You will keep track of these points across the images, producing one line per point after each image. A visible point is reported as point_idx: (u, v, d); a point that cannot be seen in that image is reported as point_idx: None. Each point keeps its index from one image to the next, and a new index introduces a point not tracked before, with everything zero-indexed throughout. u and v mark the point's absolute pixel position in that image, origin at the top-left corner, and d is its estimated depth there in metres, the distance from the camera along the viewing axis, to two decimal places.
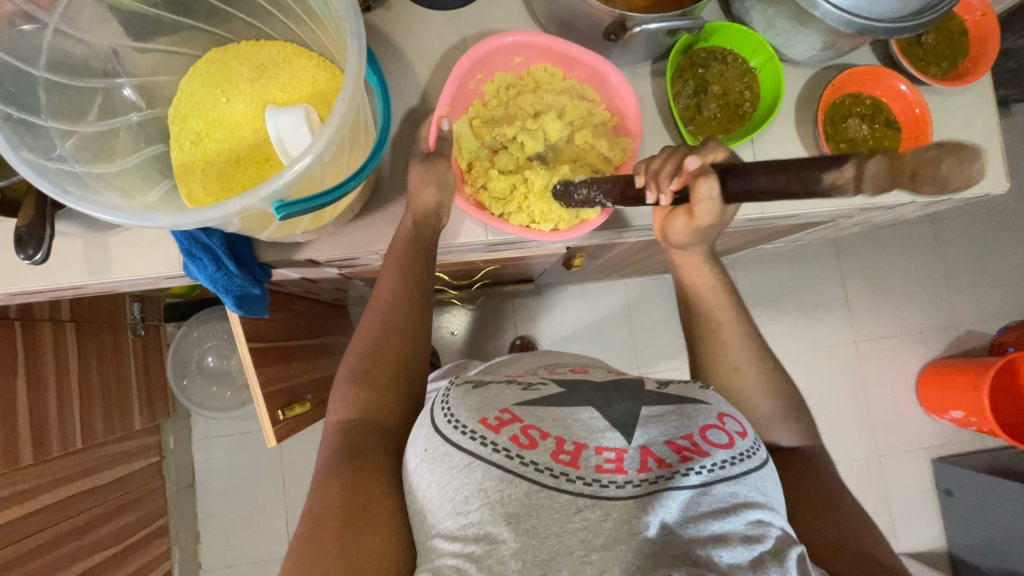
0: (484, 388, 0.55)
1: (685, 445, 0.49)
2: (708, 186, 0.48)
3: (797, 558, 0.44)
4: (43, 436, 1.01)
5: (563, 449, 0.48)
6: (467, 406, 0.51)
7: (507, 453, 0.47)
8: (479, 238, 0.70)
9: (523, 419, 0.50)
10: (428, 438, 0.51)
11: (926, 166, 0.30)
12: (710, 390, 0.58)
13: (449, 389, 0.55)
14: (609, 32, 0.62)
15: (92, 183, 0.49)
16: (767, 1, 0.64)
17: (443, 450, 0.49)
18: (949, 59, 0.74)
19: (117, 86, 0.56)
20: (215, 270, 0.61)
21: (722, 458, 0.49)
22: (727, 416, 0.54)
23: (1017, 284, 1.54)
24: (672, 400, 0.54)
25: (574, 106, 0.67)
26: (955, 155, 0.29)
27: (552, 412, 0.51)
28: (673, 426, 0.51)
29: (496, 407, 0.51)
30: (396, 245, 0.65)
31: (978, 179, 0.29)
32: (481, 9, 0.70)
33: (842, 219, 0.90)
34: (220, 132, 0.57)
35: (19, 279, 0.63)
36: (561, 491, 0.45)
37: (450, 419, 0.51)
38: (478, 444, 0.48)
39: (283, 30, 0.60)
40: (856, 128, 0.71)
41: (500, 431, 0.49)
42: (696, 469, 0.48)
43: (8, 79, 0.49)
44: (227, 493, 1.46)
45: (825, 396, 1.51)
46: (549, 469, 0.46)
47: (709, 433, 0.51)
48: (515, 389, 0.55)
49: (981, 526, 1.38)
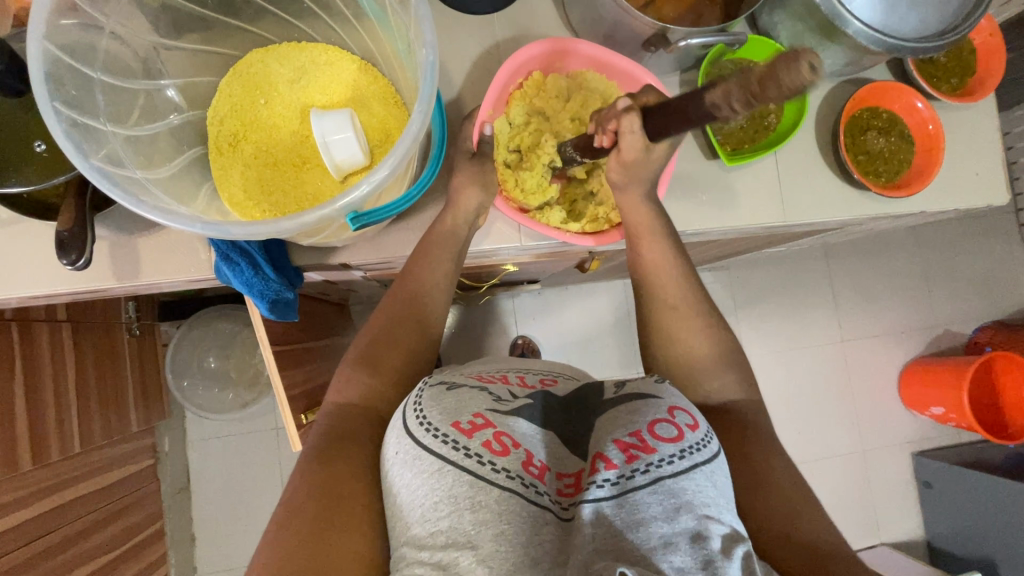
0: (458, 390, 0.51)
1: (631, 442, 0.46)
2: (630, 122, 0.55)
3: (743, 556, 0.42)
4: (40, 441, 0.97)
5: (533, 461, 0.47)
6: (440, 408, 0.48)
7: (479, 458, 0.45)
8: (513, 243, 0.71)
9: (496, 423, 0.48)
10: (398, 441, 0.48)
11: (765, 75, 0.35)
12: (664, 383, 0.55)
13: (420, 390, 0.52)
14: (650, 42, 0.63)
15: (151, 188, 0.48)
16: (796, 16, 0.66)
17: (413, 454, 0.46)
18: (959, 76, 0.78)
19: (161, 87, 0.55)
20: (253, 275, 0.60)
21: (670, 453, 0.46)
22: (678, 409, 0.51)
23: (991, 286, 1.62)
24: (622, 402, 0.52)
25: (614, 110, 0.67)
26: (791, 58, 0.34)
27: (524, 426, 0.49)
28: (620, 426, 0.48)
29: (470, 411, 0.48)
30: (426, 244, 0.64)
31: (808, 75, 0.34)
32: (515, 14, 0.70)
33: (848, 227, 0.94)
34: (257, 134, 0.56)
35: (46, 282, 0.61)
36: (529, 501, 0.44)
37: (420, 420, 0.48)
38: (450, 449, 0.45)
39: (325, 33, 0.59)
40: (874, 140, 0.75)
41: (473, 436, 0.46)
42: (643, 469, 0.44)
43: (70, 81, 0.46)
44: (223, 495, 1.43)
45: (814, 394, 1.56)
46: (519, 476, 0.45)
47: (658, 429, 0.48)
48: (488, 395, 0.52)
49: (958, 517, 1.45)
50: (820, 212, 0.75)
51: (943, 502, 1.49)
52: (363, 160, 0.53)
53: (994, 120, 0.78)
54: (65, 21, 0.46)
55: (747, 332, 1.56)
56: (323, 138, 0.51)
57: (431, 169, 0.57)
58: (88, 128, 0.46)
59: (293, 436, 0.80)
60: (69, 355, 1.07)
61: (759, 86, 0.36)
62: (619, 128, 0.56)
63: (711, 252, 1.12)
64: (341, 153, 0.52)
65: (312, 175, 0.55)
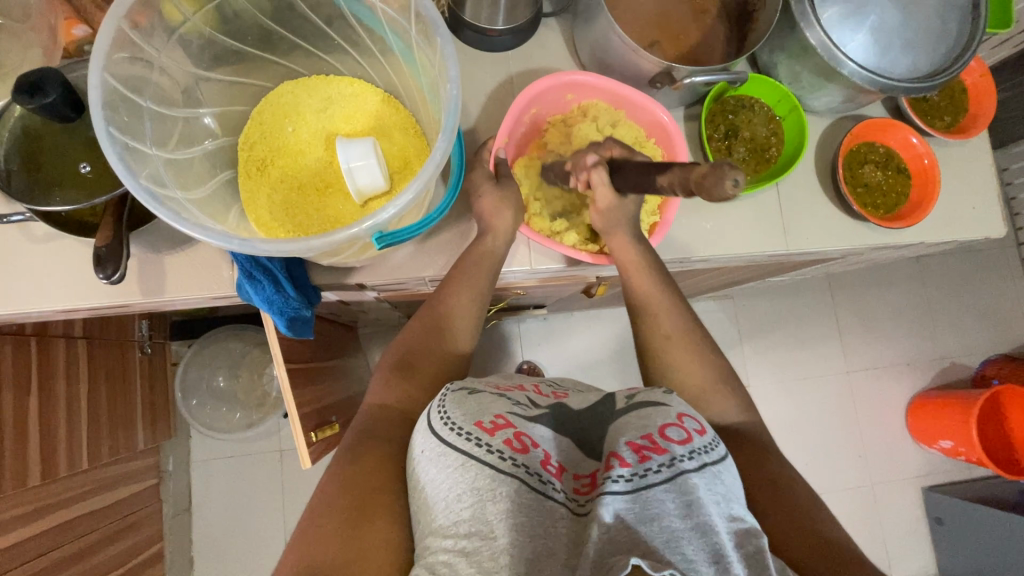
0: (479, 394, 0.53)
1: (644, 443, 0.48)
2: (599, 175, 0.60)
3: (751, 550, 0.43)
4: (50, 455, 0.99)
5: (551, 461, 0.48)
6: (463, 408, 0.50)
7: (500, 454, 0.46)
8: (524, 267, 0.73)
9: (516, 424, 0.49)
10: (424, 440, 0.49)
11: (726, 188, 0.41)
12: (673, 393, 0.56)
13: (444, 393, 0.53)
14: (655, 80, 0.67)
15: (189, 207, 0.51)
16: (793, 58, 0.70)
17: (437, 450, 0.47)
18: (951, 114, 0.82)
19: (198, 115, 0.58)
20: (274, 292, 0.63)
21: (681, 454, 0.48)
22: (686, 415, 0.52)
23: (996, 319, 1.63)
24: (632, 409, 0.53)
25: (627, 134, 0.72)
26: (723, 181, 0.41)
27: (543, 430, 0.51)
28: (631, 430, 0.50)
29: (491, 412, 0.50)
30: (458, 263, 0.67)
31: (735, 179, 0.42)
32: (529, 51, 0.75)
33: (850, 257, 0.96)
34: (284, 159, 0.59)
35: (77, 296, 0.64)
36: (546, 496, 0.45)
37: (444, 419, 0.49)
38: (472, 444, 0.46)
39: (352, 66, 0.63)
40: (871, 173, 0.78)
41: (495, 433, 0.47)
42: (656, 467, 0.46)
43: (122, 108, 0.50)
44: (224, 516, 1.42)
45: (820, 425, 1.56)
46: (538, 473, 0.46)
47: (669, 431, 0.50)
48: (506, 401, 0.53)
49: (973, 555, 1.41)
50: (822, 240, 0.77)
51: (955, 540, 1.45)
52: (384, 185, 0.56)
53: (989, 156, 0.81)
54: (122, 55, 0.50)
55: (752, 362, 1.56)
56: (347, 165, 0.54)
57: (452, 193, 0.59)
58: (135, 150, 0.49)
59: (303, 453, 0.82)
60: (83, 372, 1.09)
61: (697, 187, 0.42)
62: (590, 179, 0.61)
63: (715, 280, 1.14)
64: (363, 178, 0.55)
65: (335, 199, 0.58)
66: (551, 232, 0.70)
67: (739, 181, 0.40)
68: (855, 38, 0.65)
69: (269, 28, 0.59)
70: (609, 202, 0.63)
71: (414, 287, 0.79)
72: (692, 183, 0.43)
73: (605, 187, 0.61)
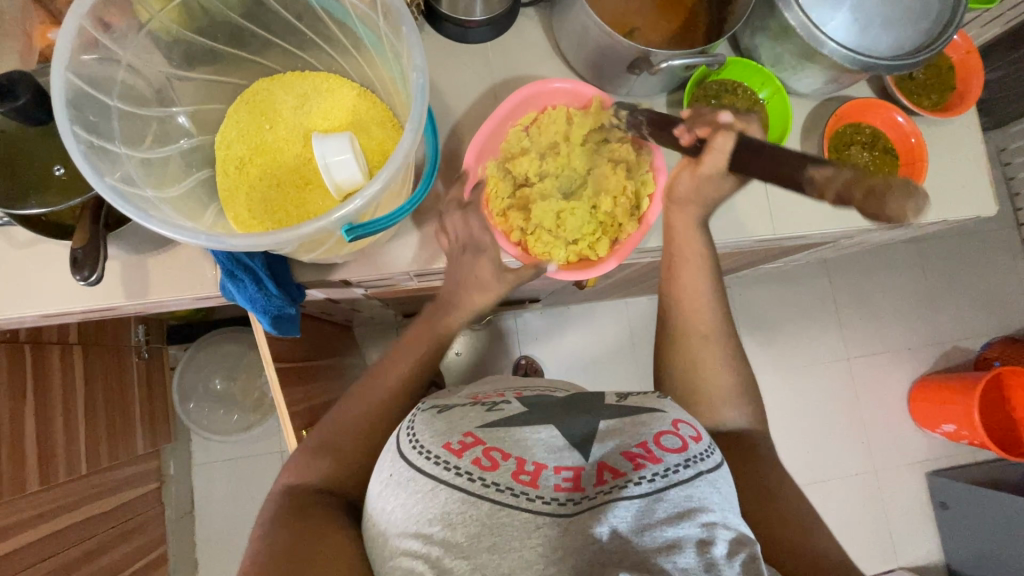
0: (449, 413, 0.53)
1: (639, 453, 0.50)
2: (725, 139, 0.59)
3: (746, 559, 0.45)
4: (49, 461, 0.99)
5: (524, 469, 0.47)
6: (432, 430, 0.50)
7: (469, 476, 0.46)
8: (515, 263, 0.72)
9: (485, 441, 0.49)
10: (393, 464, 0.49)
11: (882, 193, 0.47)
12: (666, 399, 0.58)
13: (414, 415, 0.54)
14: (632, 66, 0.66)
15: (162, 207, 0.51)
16: (774, 39, 0.70)
17: (406, 475, 0.47)
18: (938, 92, 0.81)
19: (172, 114, 0.58)
20: (256, 291, 0.63)
21: (676, 462, 0.49)
22: (682, 421, 0.54)
23: (997, 301, 1.61)
24: (623, 413, 0.54)
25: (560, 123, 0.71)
26: (914, 200, 0.47)
27: (515, 434, 0.50)
28: (628, 437, 0.51)
29: (459, 432, 0.50)
30: None
31: (920, 211, 0.47)
32: (508, 42, 0.74)
33: (843, 240, 0.95)
34: (262, 157, 0.59)
35: (59, 300, 0.64)
36: (520, 509, 0.45)
37: (413, 443, 0.49)
38: (441, 469, 0.46)
39: (327, 62, 0.63)
40: (858, 155, 0.77)
41: (463, 455, 0.47)
42: (649, 477, 0.48)
43: (89, 108, 0.50)
44: (227, 519, 1.42)
45: (821, 412, 1.55)
46: (509, 488, 0.46)
47: (664, 439, 0.51)
48: (479, 413, 0.54)
49: (978, 539, 1.41)
50: (810, 224, 0.76)
51: (959, 524, 1.45)
52: (362, 180, 0.55)
53: (977, 135, 0.80)
54: (88, 56, 0.50)
55: (750, 351, 1.55)
56: (324, 159, 0.54)
57: (426, 182, 0.57)
58: (103, 150, 0.49)
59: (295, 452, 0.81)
60: (80, 378, 1.10)
61: (868, 200, 0.48)
62: (711, 139, 0.60)
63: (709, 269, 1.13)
64: (340, 174, 0.54)
65: (313, 195, 0.58)
66: (570, 258, 0.69)
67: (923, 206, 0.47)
68: (834, 17, 0.64)
69: (240, 25, 0.59)
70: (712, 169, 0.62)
71: (401, 282, 0.79)
72: (860, 196, 0.48)
73: (720, 154, 0.59)
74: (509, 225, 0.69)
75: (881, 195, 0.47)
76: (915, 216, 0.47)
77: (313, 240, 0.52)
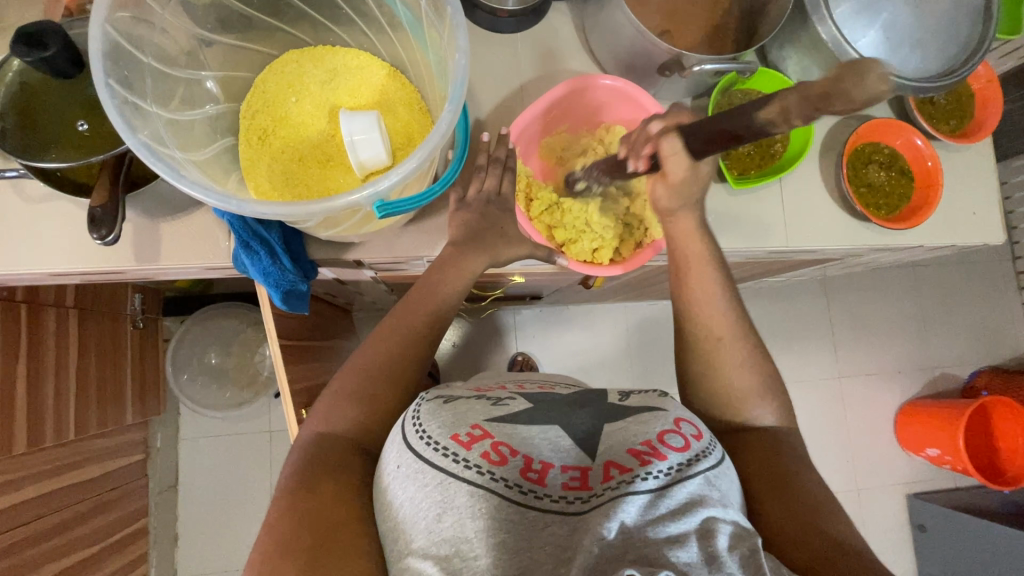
0: (455, 403, 0.53)
1: (643, 449, 0.49)
2: (670, 144, 0.53)
3: (752, 553, 0.43)
4: (38, 423, 0.98)
5: (532, 467, 0.48)
6: (439, 422, 0.49)
7: (478, 469, 0.46)
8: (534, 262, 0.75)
9: (493, 435, 0.49)
10: (399, 455, 0.48)
11: (830, 88, 0.36)
12: (668, 397, 0.58)
13: (419, 404, 0.53)
14: (664, 68, 0.67)
15: (190, 169, 0.50)
16: (802, 53, 0.70)
17: (414, 467, 0.46)
18: (957, 119, 0.82)
19: (201, 78, 0.57)
20: (270, 264, 0.62)
21: (679, 460, 0.49)
22: (683, 420, 0.53)
23: (988, 331, 1.64)
24: (627, 412, 0.54)
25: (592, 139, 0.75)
26: (856, 72, 0.34)
27: (522, 433, 0.51)
28: (632, 436, 0.51)
29: (467, 424, 0.50)
30: None
31: (881, 83, 0.34)
32: (538, 34, 0.74)
33: (849, 258, 0.96)
34: (286, 129, 0.58)
35: (66, 259, 0.63)
36: (528, 506, 0.45)
37: (421, 434, 0.48)
38: (449, 460, 0.46)
39: (359, 39, 0.63)
40: (875, 173, 0.78)
41: (472, 447, 0.47)
42: (654, 474, 0.47)
43: (123, 62, 0.49)
44: (210, 496, 1.41)
45: (810, 428, 1.56)
46: (518, 484, 0.46)
47: (667, 438, 0.51)
48: (484, 406, 0.54)
49: (954, 563, 1.43)
50: (822, 239, 0.77)
51: (937, 547, 1.47)
52: (387, 159, 0.55)
53: (991, 165, 0.81)
54: (123, 13, 0.50)
55: None
56: (350, 136, 0.53)
57: (453, 169, 0.58)
58: (136, 106, 0.49)
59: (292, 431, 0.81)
60: (73, 343, 1.08)
61: (825, 99, 0.36)
62: (659, 150, 0.54)
63: None
64: (366, 152, 0.54)
65: (336, 172, 0.57)
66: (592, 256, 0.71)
67: (881, 72, 0.35)
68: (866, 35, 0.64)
69: None
70: (680, 174, 0.56)
71: (412, 266, 0.79)
72: (816, 100, 0.37)
73: (678, 157, 0.53)
74: (543, 228, 0.73)
75: (837, 87, 0.35)
76: (880, 97, 0.35)
77: (338, 215, 0.52)
